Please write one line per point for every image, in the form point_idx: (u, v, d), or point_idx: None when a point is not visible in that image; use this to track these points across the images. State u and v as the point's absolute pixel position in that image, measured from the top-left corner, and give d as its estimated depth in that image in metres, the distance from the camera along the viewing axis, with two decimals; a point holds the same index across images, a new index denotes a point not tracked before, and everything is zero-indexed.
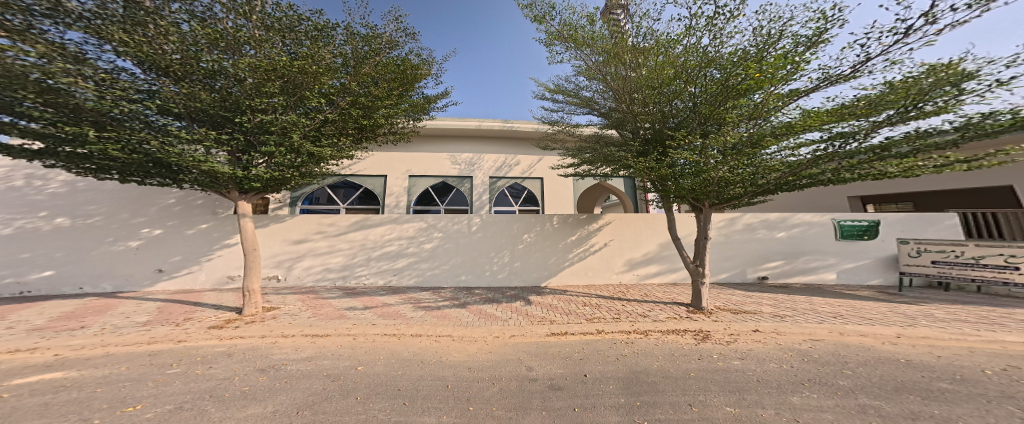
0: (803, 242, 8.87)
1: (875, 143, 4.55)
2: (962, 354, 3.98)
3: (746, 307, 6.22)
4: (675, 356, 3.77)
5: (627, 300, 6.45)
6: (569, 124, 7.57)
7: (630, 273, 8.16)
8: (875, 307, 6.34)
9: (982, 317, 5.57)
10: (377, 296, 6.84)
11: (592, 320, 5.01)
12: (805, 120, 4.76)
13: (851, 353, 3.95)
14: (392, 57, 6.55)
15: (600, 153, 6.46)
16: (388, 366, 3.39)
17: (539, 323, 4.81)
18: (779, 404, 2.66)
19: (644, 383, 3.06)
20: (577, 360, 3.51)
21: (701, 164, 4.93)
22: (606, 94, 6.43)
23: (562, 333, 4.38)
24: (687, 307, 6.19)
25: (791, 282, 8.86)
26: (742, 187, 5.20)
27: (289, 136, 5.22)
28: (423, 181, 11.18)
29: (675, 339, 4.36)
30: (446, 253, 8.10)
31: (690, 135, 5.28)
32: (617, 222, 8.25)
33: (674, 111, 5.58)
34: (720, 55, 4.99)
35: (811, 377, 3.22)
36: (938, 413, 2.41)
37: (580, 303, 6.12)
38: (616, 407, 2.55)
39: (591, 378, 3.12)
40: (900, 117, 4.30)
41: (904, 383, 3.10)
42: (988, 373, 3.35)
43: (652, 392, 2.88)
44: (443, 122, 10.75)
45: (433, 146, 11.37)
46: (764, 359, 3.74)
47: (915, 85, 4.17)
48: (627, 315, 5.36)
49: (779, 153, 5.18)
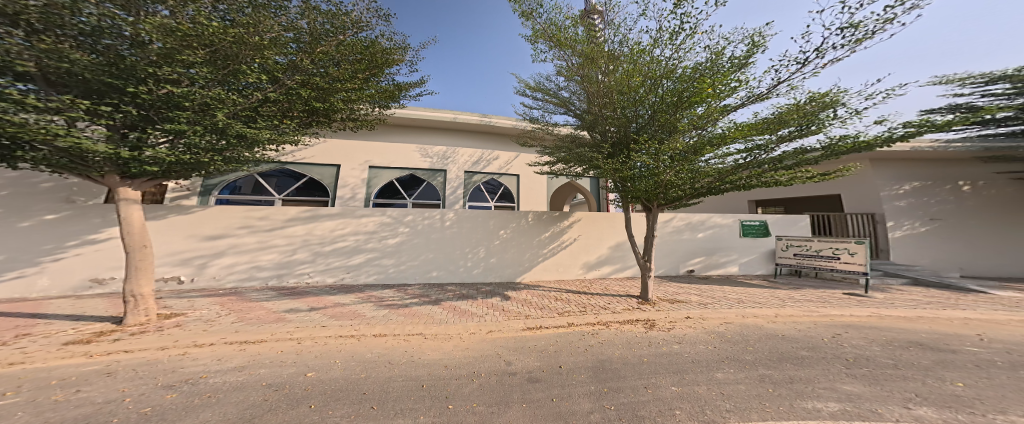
0: (719, 241, 10.11)
1: (776, 156, 5.47)
2: (810, 326, 4.97)
3: (679, 297, 6.96)
4: (632, 344, 4.09)
5: (591, 294, 6.78)
6: (546, 121, 7.65)
7: (593, 270, 8.64)
8: (762, 293, 7.52)
9: (839, 298, 6.96)
10: (316, 295, 6.31)
11: (564, 313, 5.21)
12: (731, 133, 5.41)
13: (752, 332, 4.65)
14: (360, 38, 6.08)
15: (574, 153, 6.62)
16: (347, 370, 3.16)
17: (514, 318, 4.88)
18: (709, 380, 3.06)
19: (609, 371, 3.28)
20: (552, 353, 3.63)
21: (654, 167, 5.40)
22: (582, 96, 6.65)
23: (535, 328, 4.49)
24: (636, 299, 6.70)
25: (713, 274, 10.08)
26: (684, 189, 5.68)
27: (212, 114, 4.54)
28: (386, 173, 10.53)
29: (630, 328, 4.74)
30: (414, 248, 7.77)
31: (649, 140, 5.63)
32: (586, 220, 8.65)
33: (634, 117, 5.95)
34: (678, 68, 5.48)
35: (727, 355, 3.73)
36: (806, 376, 3.01)
37: (552, 298, 6.30)
38: (587, 394, 2.70)
39: (565, 369, 3.26)
40: (796, 133, 5.23)
41: (783, 353, 3.76)
42: (828, 339, 4.25)
43: (616, 378, 3.10)
44: (414, 111, 10.14)
45: (400, 136, 10.76)
46: (696, 341, 4.24)
47: (804, 108, 5.13)
48: (591, 308, 5.67)
49: (712, 160, 5.76)
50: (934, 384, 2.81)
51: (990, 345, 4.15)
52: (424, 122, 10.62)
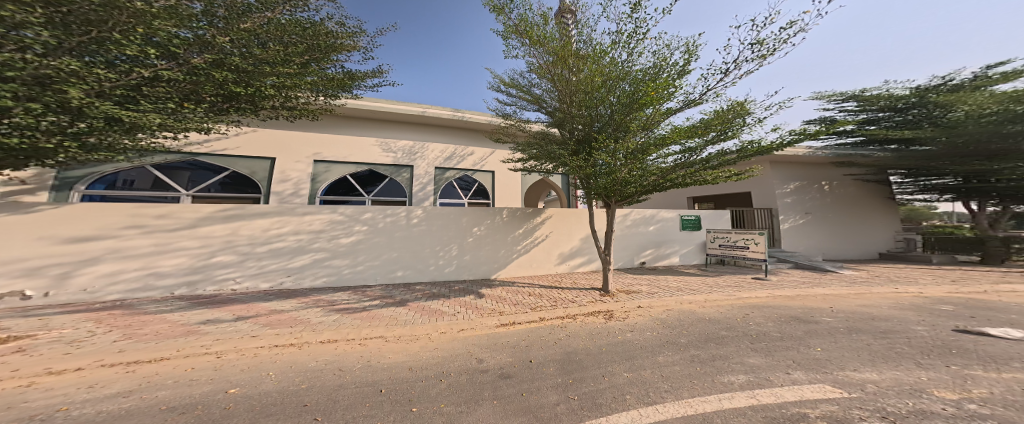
0: (665, 234, 11.09)
1: (703, 157, 6.19)
2: (732, 308, 5.73)
3: (632, 288, 7.52)
4: (595, 335, 4.33)
5: (562, 288, 7.02)
6: (519, 118, 7.58)
7: (564, 264, 8.92)
8: (698, 280, 8.47)
9: (754, 282, 8.13)
10: (242, 303, 5.61)
11: (536, 308, 5.31)
12: (671, 135, 5.98)
13: (689, 317, 5.22)
14: (298, 17, 5.24)
15: (544, 149, 6.66)
16: (289, 381, 2.87)
17: (488, 315, 4.85)
18: (653, 363, 3.36)
19: (575, 362, 3.43)
20: (524, 348, 3.70)
21: (612, 166, 5.81)
22: (554, 94, 6.72)
23: (509, 324, 4.52)
24: (598, 291, 7.07)
25: (660, 265, 11.06)
26: (635, 186, 6.12)
27: (56, 90, 3.26)
28: (339, 168, 9.73)
29: (593, 319, 5.01)
30: (373, 248, 7.30)
31: (607, 139, 5.98)
32: (556, 216, 8.87)
33: (598, 116, 6.22)
34: (632, 71, 5.88)
35: (669, 339, 4.14)
36: (722, 353, 3.49)
37: (524, 293, 6.38)
38: (553, 387, 2.79)
39: (535, 363, 3.33)
40: (715, 138, 6.00)
41: (708, 333, 4.31)
42: (742, 319, 4.97)
43: (580, 369, 3.25)
44: (366, 102, 9.44)
45: (360, 129, 10.09)
46: (644, 329, 4.63)
47: (724, 115, 5.82)
48: (560, 302, 5.86)
49: (657, 159, 6.28)
50: (801, 351, 3.46)
51: (837, 314, 5.24)
52: (386, 114, 9.97)
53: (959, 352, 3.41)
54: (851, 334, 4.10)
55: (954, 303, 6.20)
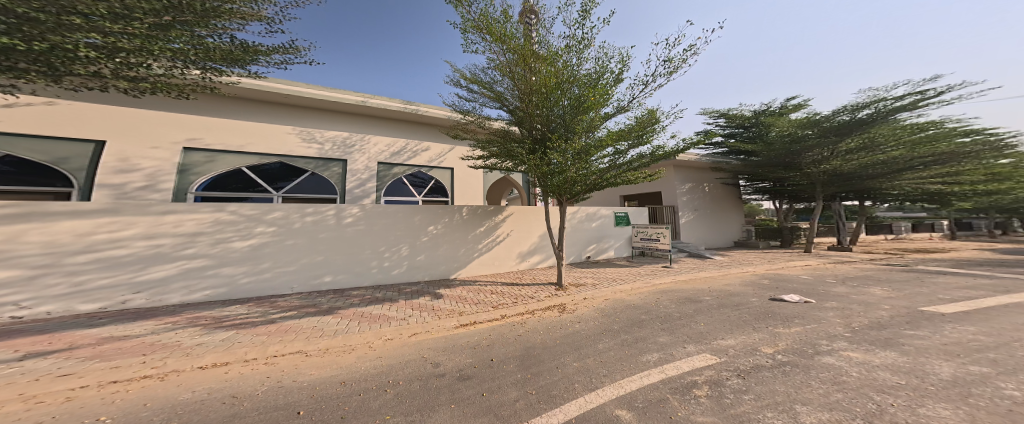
0: (604, 230, 11.98)
1: (628, 160, 6.89)
2: (645, 295, 6.52)
3: (581, 281, 8.01)
4: (551, 329, 4.48)
5: (522, 284, 7.16)
6: (481, 115, 7.40)
7: (525, 261, 9.09)
8: (625, 271, 9.41)
9: (669, 270, 9.37)
10: (35, 333, 3.90)
11: (497, 307, 5.29)
12: (605, 137, 6.44)
13: (619, 305, 5.76)
14: None
15: (504, 147, 6.66)
16: (173, 412, 2.23)
17: (447, 316, 4.68)
18: (599, 351, 3.64)
19: (533, 357, 3.50)
20: (484, 347, 3.65)
21: (564, 165, 6.12)
22: (515, 92, 6.70)
23: (471, 323, 4.44)
24: (553, 285, 7.35)
25: (601, 258, 11.97)
26: (580, 185, 6.53)
27: None
28: (231, 158, 8.28)
29: (551, 314, 5.19)
30: (287, 252, 6.37)
31: (560, 139, 6.23)
32: (518, 214, 8.98)
33: (554, 116, 6.42)
34: (581, 76, 6.23)
35: (608, 328, 4.50)
36: (654, 338, 4.02)
37: (486, 292, 6.32)
38: (513, 383, 2.81)
39: (496, 361, 3.32)
40: (637, 143, 6.70)
41: (635, 319, 4.90)
42: (660, 303, 5.76)
43: (538, 363, 3.33)
44: (271, 83, 8.07)
45: (287, 115, 8.97)
46: (589, 319, 4.96)
47: (643, 122, 6.53)
48: (522, 298, 5.94)
49: (597, 160, 6.74)
50: (690, 326, 4.36)
51: (711, 293, 6.46)
52: (319, 100, 8.82)
53: (769, 314, 4.71)
54: (723, 308, 5.22)
55: (768, 276, 8.29)
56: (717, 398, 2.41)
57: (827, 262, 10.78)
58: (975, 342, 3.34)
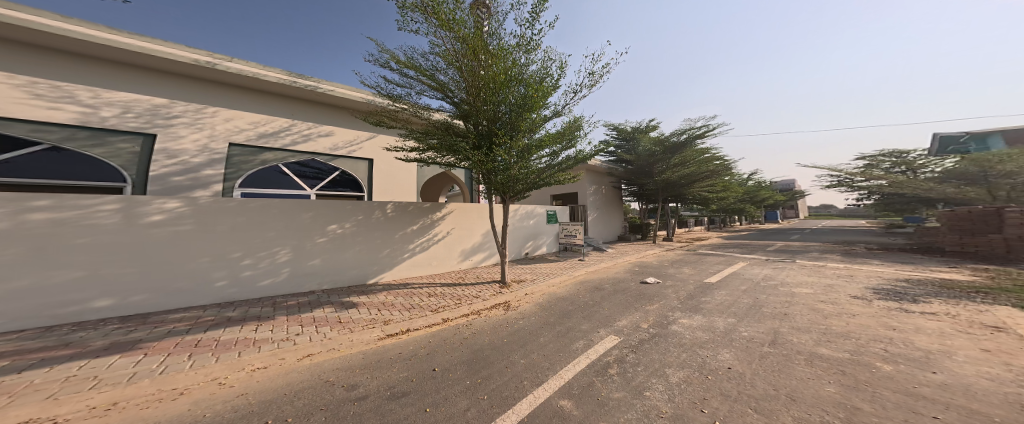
0: (539, 226, 12.45)
1: (561, 160, 7.12)
2: (561, 288, 6.92)
3: (526, 276, 8.10)
4: (498, 328, 4.30)
5: (465, 285, 6.80)
6: (419, 104, 6.69)
7: (468, 260, 8.73)
8: (550, 266, 9.78)
9: (586, 262, 10.20)
10: None
11: (437, 310, 4.89)
12: (543, 138, 6.42)
13: (550, 300, 5.85)
14: None
15: (446, 140, 6.08)
16: None
17: (366, 328, 4.06)
18: (544, 347, 3.57)
19: (483, 360, 3.24)
20: (423, 357, 3.27)
21: (507, 163, 6.02)
22: (459, 84, 6.28)
23: (401, 332, 3.95)
24: (498, 283, 7.19)
25: (538, 253, 12.49)
26: (520, 184, 6.56)
27: None
28: None
29: (497, 312, 5.05)
30: None
31: (506, 136, 6.08)
32: (458, 211, 8.55)
33: (501, 113, 6.21)
34: (528, 75, 6.18)
35: (547, 323, 4.46)
36: (583, 328, 4.27)
37: (421, 295, 5.79)
38: (461, 392, 2.52)
39: (440, 370, 2.98)
40: (568, 145, 7.01)
41: (570, 311, 5.15)
42: (583, 295, 6.23)
43: (488, 366, 3.09)
44: (83, 28, 5.60)
45: (140, 79, 6.47)
46: (531, 314, 4.95)
47: (573, 126, 6.88)
48: (465, 299, 5.65)
49: (536, 160, 6.82)
50: (598, 311, 5.12)
51: (604, 280, 7.76)
52: (195, 70, 6.74)
53: (640, 294, 6.17)
54: (619, 295, 6.20)
55: (636, 264, 10.11)
56: (624, 374, 2.93)
57: (663, 249, 13.51)
58: (730, 302, 5.51)
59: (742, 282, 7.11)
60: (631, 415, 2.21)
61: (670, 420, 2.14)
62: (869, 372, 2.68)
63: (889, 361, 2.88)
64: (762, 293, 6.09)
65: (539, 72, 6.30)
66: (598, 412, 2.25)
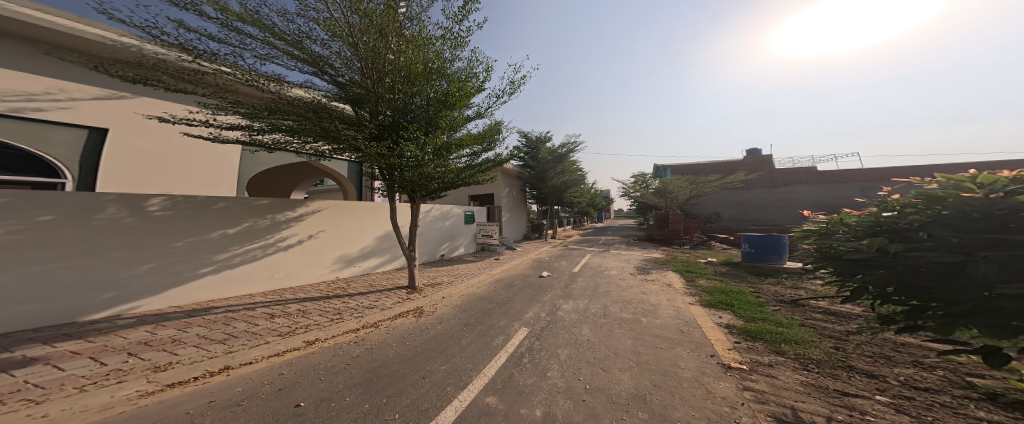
0: (456, 227, 12.14)
1: (481, 161, 6.90)
2: (474, 288, 6.85)
3: (438, 280, 7.61)
4: (406, 337, 3.91)
5: (351, 295, 5.76)
6: (259, 73, 4.81)
7: (345, 268, 7.06)
8: (465, 267, 9.54)
9: (495, 262, 10.49)
10: None
11: (293, 331, 3.83)
12: (464, 137, 6.17)
13: (467, 302, 5.65)
14: None
15: (317, 125, 4.89)
16: None
17: (111, 378, 2.47)
18: (467, 349, 3.46)
19: (385, 378, 2.80)
20: (275, 393, 2.40)
21: (421, 159, 5.46)
22: (349, 62, 5.26)
23: (222, 370, 2.79)
24: (405, 289, 6.54)
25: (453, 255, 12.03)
26: (436, 182, 6.12)
27: None
28: None
29: (402, 321, 4.57)
30: None
31: (417, 132, 5.56)
32: (331, 210, 6.73)
33: (412, 105, 5.70)
34: (452, 71, 5.78)
35: (465, 327, 4.27)
36: (497, 323, 4.42)
37: (263, 316, 4.31)
38: (359, 419, 2.07)
39: (311, 403, 2.26)
40: (486, 147, 6.86)
41: (491, 310, 5.11)
42: (499, 293, 6.32)
43: (393, 382, 2.69)
44: None
45: None
46: (448, 318, 4.72)
47: (495, 128, 6.74)
48: (351, 311, 4.82)
49: (454, 158, 6.46)
50: (511, 307, 5.29)
51: (513, 276, 8.13)
52: None
53: (541, 288, 6.72)
54: (528, 289, 6.66)
55: (535, 259, 11.11)
56: (534, 361, 3.13)
57: (557, 245, 15.27)
58: (597, 286, 6.79)
59: (587, 268, 8.98)
60: (543, 397, 2.39)
61: (565, 393, 2.47)
62: (649, 325, 4.24)
63: (644, 315, 4.68)
64: (605, 276, 7.94)
65: (462, 70, 5.96)
66: (520, 400, 2.35)
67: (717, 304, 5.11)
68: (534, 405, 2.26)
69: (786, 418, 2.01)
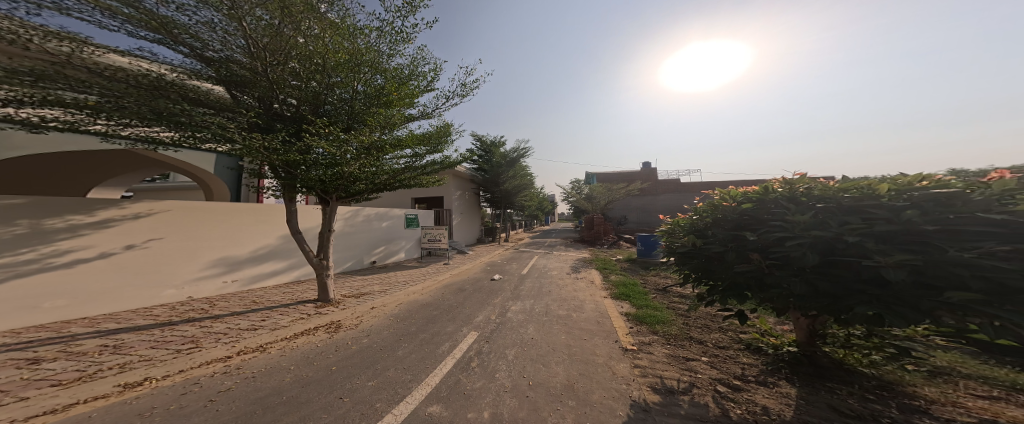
0: (394, 231, 11.41)
1: (422, 164, 6.57)
2: (417, 295, 6.57)
3: (363, 290, 6.85)
4: (312, 359, 3.39)
5: (216, 318, 4.44)
6: (33, 24, 3.13)
7: (216, 279, 5.64)
8: (406, 273, 9.04)
9: (439, 267, 10.15)
10: None
11: (80, 378, 2.65)
12: (404, 138, 5.75)
13: (408, 309, 5.46)
14: None
15: (148, 104, 3.59)
16: None
17: None
18: (397, 361, 3.29)
19: (279, 406, 2.37)
20: None
21: (336, 157, 4.77)
22: (231, 38, 4.25)
23: None
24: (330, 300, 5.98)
25: (388, 262, 11.13)
26: (362, 184, 5.56)
27: None
28: None
29: (306, 341, 3.94)
30: None
31: (330, 127, 4.94)
32: (179, 211, 5.15)
33: (330, 97, 5.11)
34: (390, 67, 5.37)
35: (403, 334, 4.16)
36: (444, 330, 4.33)
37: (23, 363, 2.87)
38: None
39: None
40: (431, 149, 6.48)
41: (434, 316, 5.03)
42: (447, 298, 6.21)
43: (298, 406, 2.39)
44: None
45: None
46: (380, 329, 4.38)
47: (442, 130, 6.47)
48: (216, 336, 3.81)
49: (389, 158, 5.91)
50: (462, 311, 5.27)
51: (460, 281, 7.99)
52: None
53: (490, 291, 6.79)
54: (479, 292, 6.69)
55: (483, 263, 11.10)
56: (483, 363, 3.21)
57: (509, 249, 15.42)
58: (543, 287, 7.15)
59: (536, 270, 9.36)
60: (490, 399, 2.48)
61: (511, 392, 2.61)
62: (582, 319, 4.71)
63: (574, 311, 5.17)
64: (547, 276, 8.45)
65: (405, 69, 5.64)
66: (466, 405, 2.38)
67: (619, 296, 6.00)
68: (481, 408, 2.33)
69: (662, 387, 2.60)
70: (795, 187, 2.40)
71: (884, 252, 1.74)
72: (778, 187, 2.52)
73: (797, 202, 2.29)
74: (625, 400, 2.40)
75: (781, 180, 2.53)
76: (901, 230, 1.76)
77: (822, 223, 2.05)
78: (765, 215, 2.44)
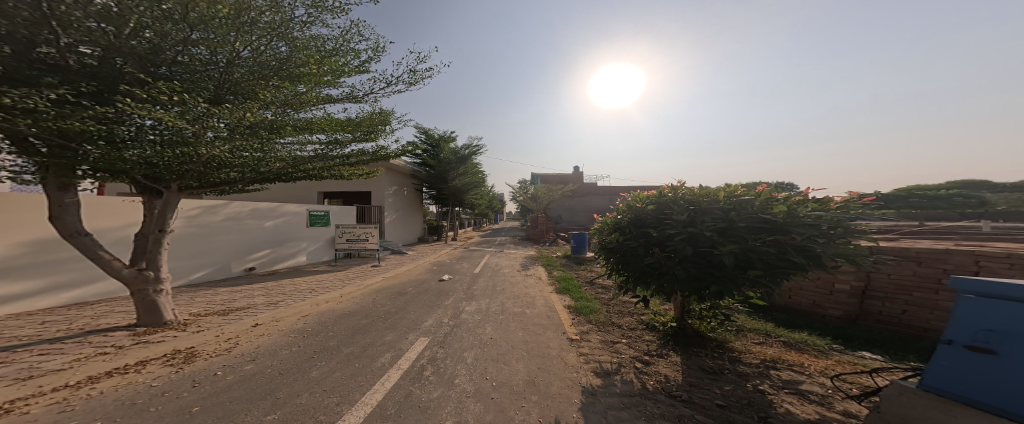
0: (287, 230, 9.68)
1: (342, 152, 5.69)
2: (338, 303, 5.78)
3: (234, 306, 5.33)
4: (144, 403, 2.25)
5: None
6: None
7: None
8: (320, 279, 7.89)
9: (367, 269, 9.16)
10: None
11: None
12: (316, 121, 4.85)
13: (325, 319, 4.78)
14: None
15: None
16: None
17: None
18: (309, 383, 2.71)
19: None
20: None
21: (182, 133, 3.09)
22: None
23: None
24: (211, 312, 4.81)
25: (275, 268, 9.25)
26: (237, 171, 4.45)
27: None
28: None
29: (125, 380, 2.59)
30: None
31: (180, 91, 3.23)
32: None
33: (178, 54, 3.37)
34: (300, 35, 4.09)
35: (319, 349, 3.54)
36: (381, 339, 3.89)
37: None
38: None
39: None
40: (361, 136, 5.70)
41: (361, 325, 4.49)
42: (383, 304, 5.62)
43: None
44: None
45: None
46: (276, 349, 3.49)
47: (373, 118, 5.66)
48: None
49: (288, 143, 4.90)
50: (406, 316, 4.88)
51: (399, 284, 7.34)
52: None
53: (434, 293, 6.39)
54: (425, 294, 6.27)
55: (425, 264, 10.40)
56: (438, 371, 2.98)
57: (458, 249, 14.64)
58: (488, 286, 7.07)
59: (487, 268, 9.23)
60: (451, 408, 2.30)
61: (474, 396, 2.48)
62: (526, 315, 4.82)
63: (525, 307, 5.27)
64: (492, 274, 8.41)
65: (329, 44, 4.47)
66: (421, 420, 2.13)
67: (562, 290, 6.35)
68: (444, 418, 2.14)
69: (602, 370, 2.82)
70: (676, 190, 2.90)
71: (721, 243, 2.32)
72: (666, 191, 3.01)
73: (677, 202, 2.79)
74: (579, 388, 2.51)
75: (669, 187, 3.00)
76: (730, 225, 2.38)
77: (692, 220, 2.57)
78: (660, 214, 2.86)
